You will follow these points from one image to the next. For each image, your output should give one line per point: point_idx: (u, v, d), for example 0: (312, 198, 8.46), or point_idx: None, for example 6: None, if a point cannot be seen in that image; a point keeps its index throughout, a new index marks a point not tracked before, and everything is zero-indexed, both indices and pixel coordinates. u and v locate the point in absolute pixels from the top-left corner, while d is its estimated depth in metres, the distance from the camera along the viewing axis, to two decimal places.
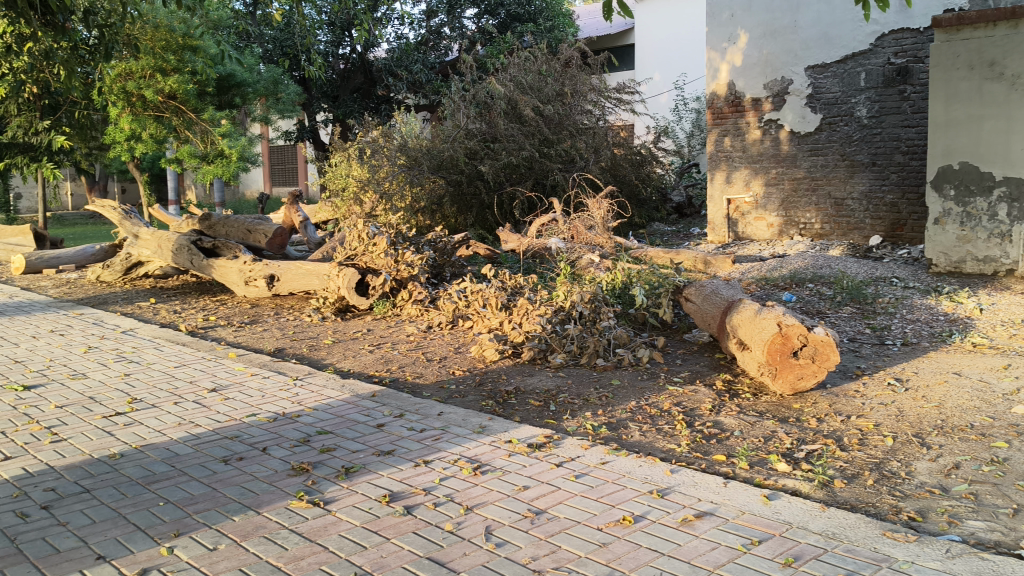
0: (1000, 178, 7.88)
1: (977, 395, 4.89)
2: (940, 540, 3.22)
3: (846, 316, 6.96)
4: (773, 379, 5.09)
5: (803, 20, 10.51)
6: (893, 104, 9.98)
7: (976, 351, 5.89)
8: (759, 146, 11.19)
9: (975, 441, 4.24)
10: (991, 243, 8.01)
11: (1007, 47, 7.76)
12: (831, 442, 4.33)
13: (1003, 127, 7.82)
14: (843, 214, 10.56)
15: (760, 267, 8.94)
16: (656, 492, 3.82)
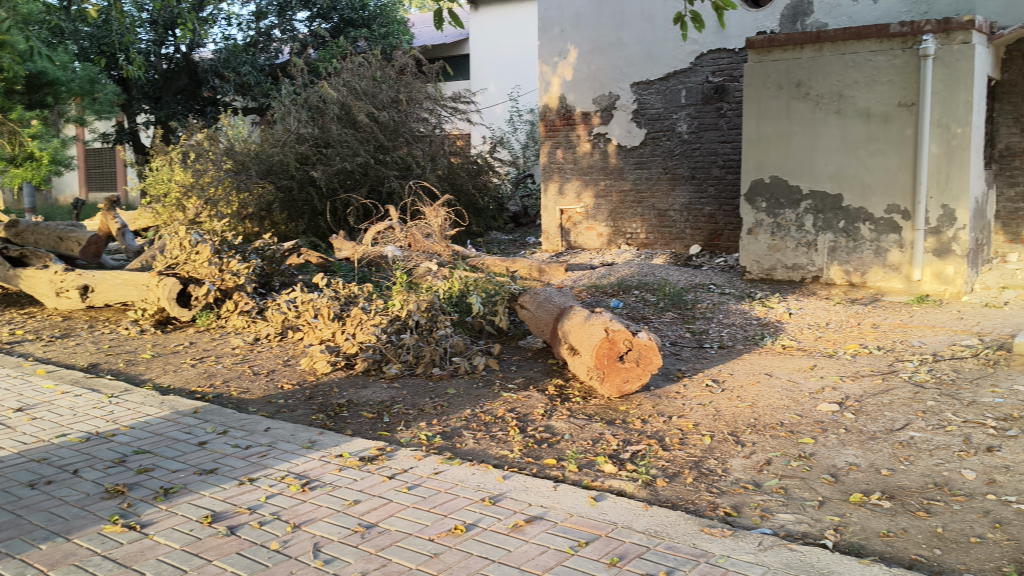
0: (806, 191, 8.45)
1: (787, 395, 5.19)
2: (753, 533, 3.38)
3: (668, 321, 7.24)
4: (601, 383, 5.21)
5: (628, 37, 10.89)
6: (710, 121, 10.45)
7: (785, 352, 6.26)
8: (589, 158, 11.51)
9: (784, 438, 4.50)
10: (799, 251, 8.58)
11: (812, 69, 8.27)
12: (654, 442, 4.49)
13: (809, 144, 8.37)
14: (666, 225, 11.02)
15: (591, 275, 9.17)
16: (488, 499, 3.82)
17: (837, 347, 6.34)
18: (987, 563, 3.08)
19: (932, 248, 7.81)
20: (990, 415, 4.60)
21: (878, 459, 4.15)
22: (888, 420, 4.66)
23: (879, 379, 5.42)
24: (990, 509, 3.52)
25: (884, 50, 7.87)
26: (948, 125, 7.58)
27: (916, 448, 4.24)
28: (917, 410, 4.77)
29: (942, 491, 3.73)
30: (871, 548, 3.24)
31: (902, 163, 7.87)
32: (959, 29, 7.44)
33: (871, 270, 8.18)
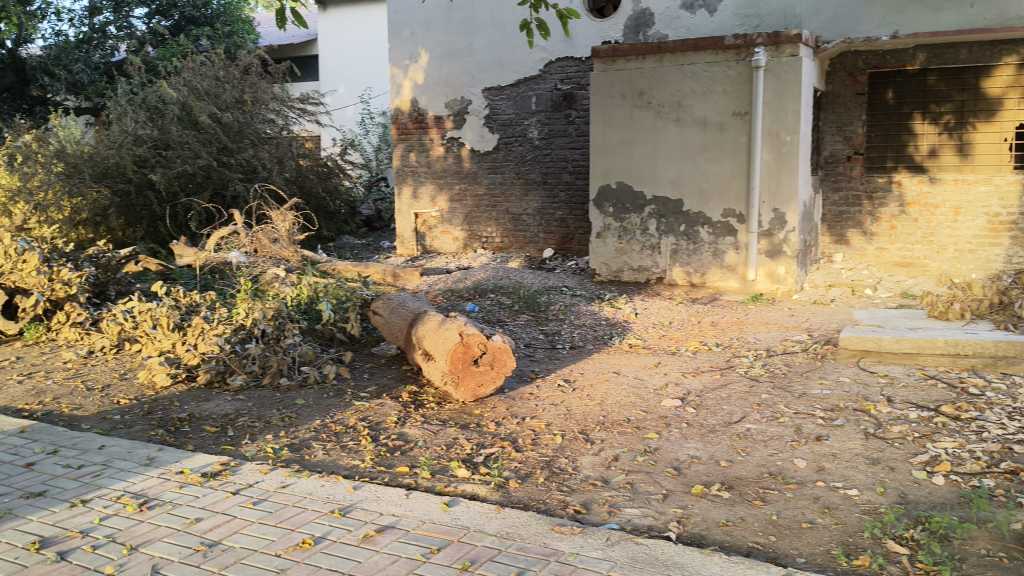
0: (649, 196, 8.75)
1: (633, 391, 5.35)
2: (601, 529, 3.45)
3: (522, 323, 7.31)
4: (456, 388, 5.18)
5: (478, 43, 10.95)
6: (560, 127, 10.65)
7: (632, 350, 6.46)
8: (442, 162, 11.51)
9: (631, 434, 4.63)
10: (644, 254, 8.88)
11: (653, 79, 8.55)
12: (507, 445, 4.51)
13: (651, 151, 8.67)
14: (520, 229, 11.16)
15: (446, 279, 9.14)
16: (338, 510, 3.75)
17: (680, 344, 6.58)
18: (817, 547, 3.26)
19: (765, 249, 8.24)
20: (819, 406, 4.88)
21: (718, 451, 4.33)
22: (727, 413, 4.87)
23: (718, 374, 5.66)
24: (819, 495, 3.73)
25: (719, 61, 8.22)
26: (779, 133, 8.01)
27: (752, 439, 4.45)
28: (752, 403, 5.01)
29: (777, 480, 3.92)
30: (712, 537, 3.37)
31: (736, 170, 8.26)
32: (788, 42, 7.85)
33: (710, 271, 8.56)
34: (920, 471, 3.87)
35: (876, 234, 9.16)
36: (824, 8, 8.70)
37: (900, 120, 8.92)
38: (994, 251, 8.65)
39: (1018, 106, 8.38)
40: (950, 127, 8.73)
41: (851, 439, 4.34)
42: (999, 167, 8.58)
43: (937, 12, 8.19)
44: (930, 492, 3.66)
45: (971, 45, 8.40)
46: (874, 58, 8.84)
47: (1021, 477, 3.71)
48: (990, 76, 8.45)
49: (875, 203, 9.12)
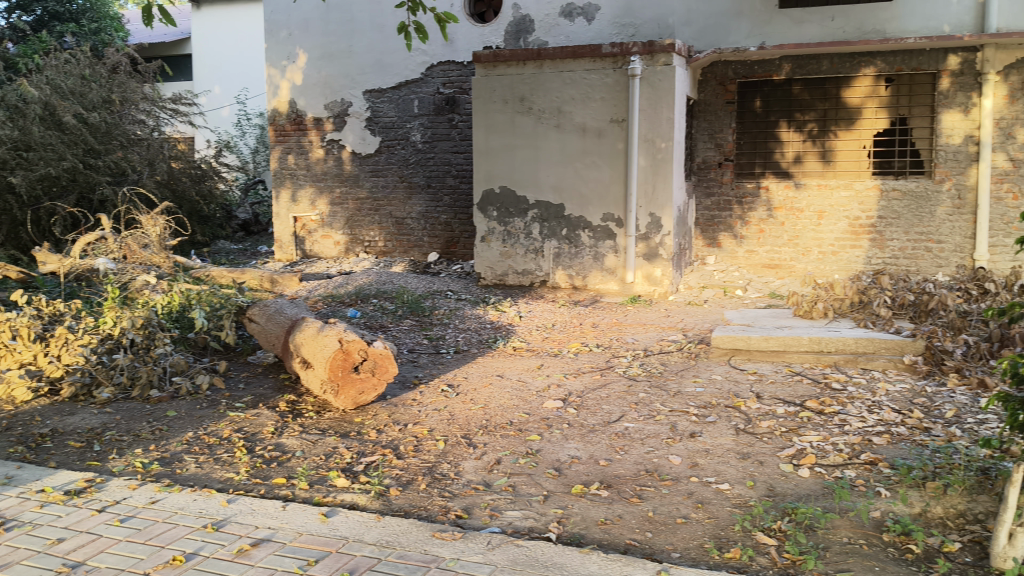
0: (532, 201, 8.81)
1: (516, 394, 5.38)
2: (482, 534, 3.45)
3: (406, 328, 7.23)
4: (336, 396, 5.07)
5: (358, 46, 10.83)
6: (443, 131, 10.65)
7: (516, 353, 6.49)
8: (322, 165, 11.31)
9: (514, 436, 4.64)
10: (528, 257, 8.94)
11: (533, 85, 8.62)
12: (388, 452, 4.45)
13: (532, 157, 8.73)
14: (404, 233, 11.09)
15: (326, 284, 9.00)
16: (211, 525, 3.63)
17: (562, 346, 6.65)
18: (690, 541, 3.35)
19: (642, 252, 8.45)
20: (693, 403, 5.02)
21: (597, 450, 4.39)
22: (606, 413, 4.95)
23: (598, 374, 5.76)
24: (693, 490, 3.84)
25: (597, 69, 8.38)
26: (654, 140, 8.23)
27: (630, 438, 4.54)
28: (630, 402, 5.12)
29: (653, 477, 4.01)
30: (591, 536, 3.43)
31: (614, 176, 8.44)
32: (661, 52, 8.09)
33: (591, 274, 8.70)
34: (787, 465, 4.03)
35: (746, 237, 9.49)
36: (696, 19, 9.10)
37: (767, 128, 9.31)
38: (855, 253, 9.11)
39: (875, 115, 8.93)
40: (814, 135, 9.16)
41: (722, 435, 4.49)
42: (859, 174, 9.06)
43: (801, 24, 8.81)
44: (796, 485, 3.81)
45: (831, 57, 8.83)
46: (742, 68, 9.16)
47: (879, 467, 3.90)
48: (849, 87, 8.94)
49: (744, 208, 9.45)
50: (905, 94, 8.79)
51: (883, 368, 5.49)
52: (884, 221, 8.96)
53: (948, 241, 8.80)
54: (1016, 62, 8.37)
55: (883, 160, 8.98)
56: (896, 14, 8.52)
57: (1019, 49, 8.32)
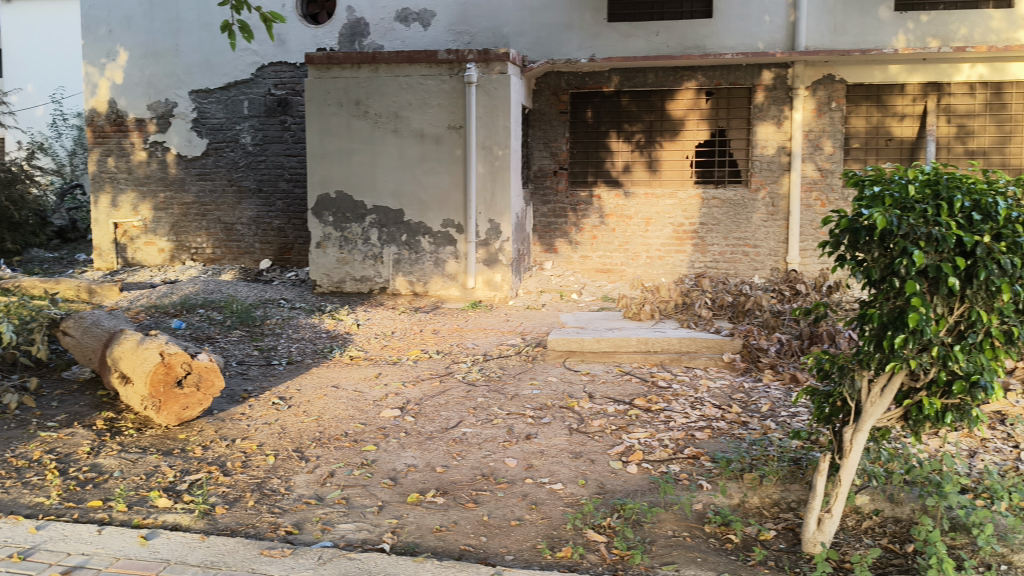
0: (369, 206, 8.68)
1: (352, 404, 5.28)
2: (313, 548, 3.35)
3: (234, 339, 6.96)
4: (157, 412, 4.82)
5: (184, 45, 10.39)
6: (274, 134, 10.38)
7: (353, 363, 6.39)
8: (145, 168, 10.75)
9: (348, 448, 4.53)
10: (366, 264, 8.80)
11: (369, 89, 8.52)
12: (214, 469, 4.27)
13: (369, 162, 8.61)
14: (233, 239, 10.72)
15: (150, 294, 8.57)
16: (16, 555, 3.36)
17: (401, 353, 6.60)
18: (524, 543, 3.36)
19: (483, 258, 8.52)
20: (528, 406, 5.08)
21: (434, 457, 4.34)
22: (444, 419, 4.93)
23: (436, 381, 5.74)
24: (527, 492, 3.84)
25: (433, 75, 8.40)
26: (491, 147, 8.32)
27: (467, 443, 4.52)
28: (469, 407, 5.11)
29: (488, 481, 3.98)
30: (425, 545, 3.37)
31: (453, 182, 8.47)
32: (497, 60, 8.23)
33: (432, 280, 8.68)
34: (616, 462, 4.13)
35: (580, 243, 9.71)
36: (528, 29, 9.28)
37: (598, 138, 9.58)
38: (680, 257, 9.51)
39: (697, 127, 9.36)
40: (641, 145, 9.50)
41: (556, 435, 4.55)
42: (682, 182, 9.48)
43: (627, 38, 9.13)
44: (625, 481, 3.90)
45: (657, 71, 9.21)
46: (574, 79, 9.38)
47: (702, 461, 4.07)
48: (673, 99, 9.34)
49: (578, 215, 9.67)
50: (723, 107, 9.29)
51: (704, 366, 5.74)
52: (706, 227, 9.40)
53: (764, 246, 9.33)
54: (822, 79, 8.99)
55: (705, 170, 9.44)
56: (715, 31, 9.01)
57: (825, 66, 8.94)
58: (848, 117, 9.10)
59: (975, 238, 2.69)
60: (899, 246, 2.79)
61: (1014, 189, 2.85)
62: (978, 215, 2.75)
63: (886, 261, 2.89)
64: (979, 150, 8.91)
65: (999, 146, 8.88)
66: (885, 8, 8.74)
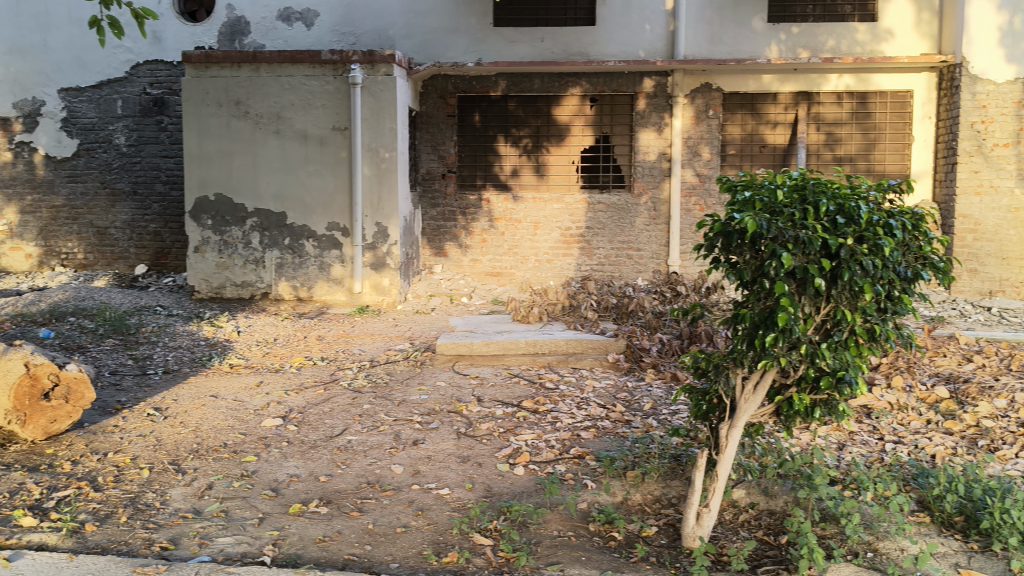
0: (251, 209, 8.47)
1: (231, 414, 5.14)
2: (189, 564, 3.23)
3: (107, 348, 6.67)
4: (23, 427, 4.52)
5: (53, 41, 9.91)
6: (150, 134, 10.02)
7: (233, 371, 6.21)
8: (10, 169, 10.18)
9: (228, 459, 4.40)
10: (247, 268, 8.56)
11: (249, 89, 8.32)
12: (84, 485, 4.05)
13: (250, 163, 8.40)
14: (106, 244, 10.27)
15: (14, 302, 8.10)
16: None
17: (283, 361, 6.46)
18: (409, 549, 3.33)
19: (369, 262, 8.42)
20: (416, 411, 5.04)
21: (318, 466, 4.25)
22: (329, 427, 4.84)
23: (321, 389, 5.63)
24: (413, 498, 3.80)
25: (317, 75, 8.27)
26: (377, 149, 8.26)
27: (352, 450, 4.45)
28: (354, 414, 5.04)
29: (374, 489, 3.93)
30: (307, 556, 3.30)
31: (338, 184, 8.35)
32: (382, 62, 8.17)
33: (316, 285, 8.51)
34: (504, 465, 4.14)
35: (470, 247, 9.70)
36: (414, 32, 9.24)
37: (485, 142, 9.61)
38: (567, 260, 9.63)
39: (582, 132, 9.51)
40: (529, 149, 9.58)
41: (444, 440, 4.53)
42: (569, 187, 9.60)
43: (513, 44, 9.20)
44: (511, 483, 3.92)
45: (543, 76, 9.34)
46: (460, 83, 9.40)
47: (587, 460, 4.13)
48: (558, 105, 9.45)
49: (468, 219, 9.66)
50: (608, 113, 9.47)
51: (590, 367, 5.84)
52: (592, 231, 9.56)
53: (647, 249, 9.54)
54: (700, 87, 9.28)
55: (590, 175, 9.60)
56: (598, 38, 9.18)
57: (703, 75, 9.23)
58: (725, 124, 9.40)
59: (839, 240, 2.81)
60: (769, 248, 2.89)
61: (875, 194, 2.99)
62: (842, 218, 2.87)
63: (757, 263, 2.99)
64: (846, 156, 9.32)
65: (864, 153, 9.30)
66: (759, 20, 9.09)
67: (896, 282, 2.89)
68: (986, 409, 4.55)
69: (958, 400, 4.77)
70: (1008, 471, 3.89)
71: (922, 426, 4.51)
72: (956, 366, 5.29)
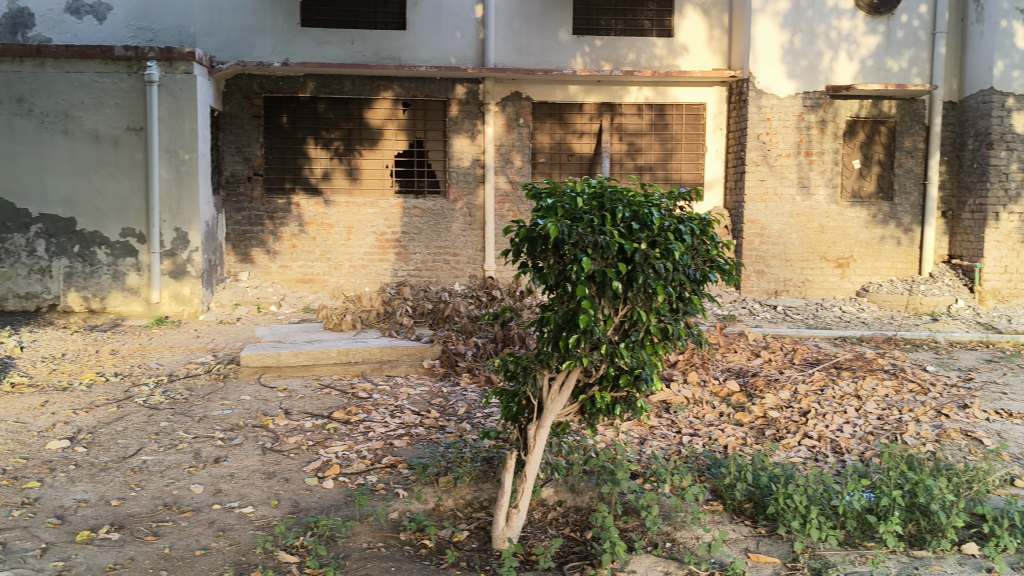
0: (36, 214, 7.86)
1: (11, 437, 4.72)
2: None
3: None
4: None
5: None
6: None
7: (13, 391, 5.71)
8: None
9: (6, 486, 4.03)
10: (31, 278, 7.89)
11: (33, 85, 7.73)
12: None
13: (36, 165, 7.82)
14: None
15: None
16: None
17: (72, 378, 6.03)
18: (209, 573, 3.18)
19: (168, 270, 8.02)
20: (218, 427, 4.83)
21: (109, 490, 3.99)
22: (122, 447, 4.55)
23: (113, 407, 5.29)
24: (215, 518, 3.64)
25: (109, 72, 7.80)
26: (177, 151, 7.91)
27: (148, 471, 4.21)
28: (150, 433, 4.76)
29: (171, 511, 3.73)
30: None
31: (134, 188, 7.91)
32: (181, 59, 7.84)
33: (111, 295, 7.98)
34: (312, 478, 4.04)
35: (279, 253, 9.41)
36: (217, 30, 8.96)
37: (294, 144, 9.38)
38: (382, 266, 9.53)
39: (395, 137, 9.49)
40: (340, 153, 9.44)
41: (248, 456, 4.37)
42: (383, 192, 9.55)
43: (322, 45, 9.08)
44: (320, 497, 3.83)
45: (353, 79, 9.24)
46: (267, 83, 9.13)
47: (398, 469, 4.10)
48: (370, 108, 9.38)
49: (276, 223, 9.38)
50: (420, 118, 9.49)
51: (405, 373, 5.82)
52: (407, 236, 9.52)
53: (462, 254, 9.62)
54: (510, 96, 9.45)
55: (405, 180, 9.57)
56: (409, 43, 9.22)
57: (512, 84, 9.42)
58: (534, 133, 9.62)
59: (634, 245, 2.93)
60: (571, 253, 2.97)
61: (666, 201, 3.13)
62: (636, 224, 2.98)
63: (560, 268, 3.06)
64: (646, 165, 9.73)
65: (663, 162, 9.76)
66: (564, 32, 9.39)
67: (686, 284, 3.06)
68: (772, 401, 4.88)
69: (746, 393, 5.08)
70: (791, 458, 4.19)
71: (715, 418, 4.79)
72: (746, 361, 5.64)
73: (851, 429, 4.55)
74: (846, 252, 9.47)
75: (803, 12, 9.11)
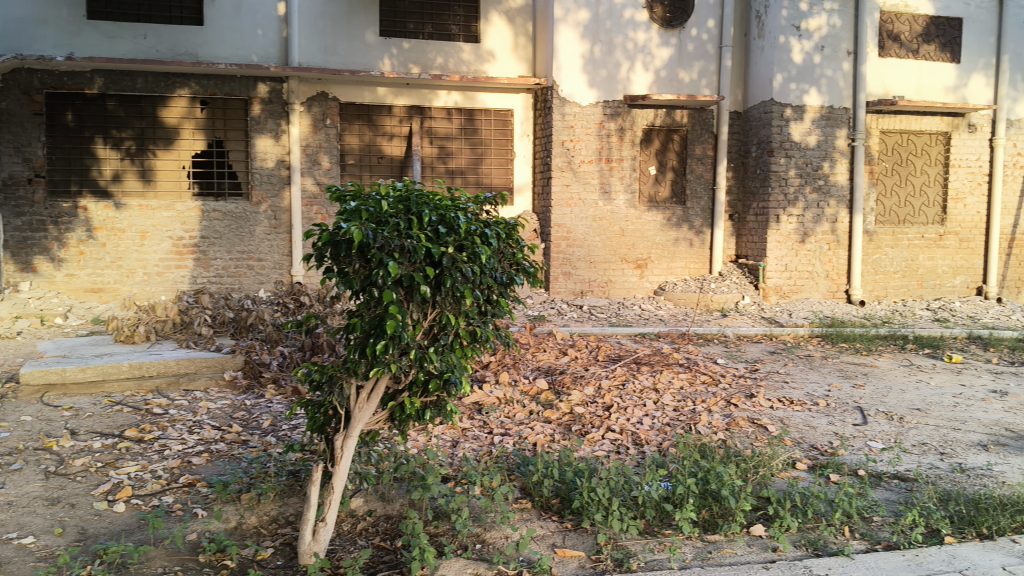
0: None
1: None
2: None
3: None
4: None
5: None
6: None
7: None
8: None
9: None
10: None
11: None
12: None
13: None
14: None
15: None
16: None
17: None
18: None
19: None
20: None
21: None
22: None
23: None
24: None
25: None
26: None
27: None
28: None
29: None
30: None
31: None
32: None
33: None
34: (101, 503, 3.80)
35: (65, 260, 8.78)
36: None
37: (80, 144, 8.79)
38: (180, 272, 9.11)
39: (192, 136, 9.09)
40: (132, 153, 8.95)
41: (29, 482, 4.05)
42: (179, 194, 9.13)
43: (111, 39, 8.59)
44: (109, 522, 3.62)
45: (146, 75, 8.79)
46: (49, 78, 8.53)
47: (197, 488, 3.94)
48: (165, 107, 8.95)
49: (61, 228, 8.75)
50: (219, 117, 9.15)
51: (204, 387, 5.61)
52: (207, 241, 9.14)
53: (267, 259, 9.34)
54: (316, 96, 9.28)
55: (205, 181, 9.19)
56: (207, 40, 8.86)
57: (318, 84, 9.25)
58: (343, 134, 9.47)
59: (441, 249, 2.93)
60: (377, 257, 2.92)
61: (473, 205, 3.18)
62: (443, 228, 3.00)
63: (366, 273, 3.01)
64: (457, 169, 9.81)
65: (473, 166, 9.87)
66: (371, 33, 9.32)
67: (493, 286, 3.13)
68: (577, 398, 5.05)
69: (555, 391, 5.22)
70: (595, 452, 4.35)
71: (525, 416, 4.89)
72: (553, 359, 5.80)
73: (650, 421, 4.79)
74: (644, 253, 9.92)
75: (601, 23, 9.46)
